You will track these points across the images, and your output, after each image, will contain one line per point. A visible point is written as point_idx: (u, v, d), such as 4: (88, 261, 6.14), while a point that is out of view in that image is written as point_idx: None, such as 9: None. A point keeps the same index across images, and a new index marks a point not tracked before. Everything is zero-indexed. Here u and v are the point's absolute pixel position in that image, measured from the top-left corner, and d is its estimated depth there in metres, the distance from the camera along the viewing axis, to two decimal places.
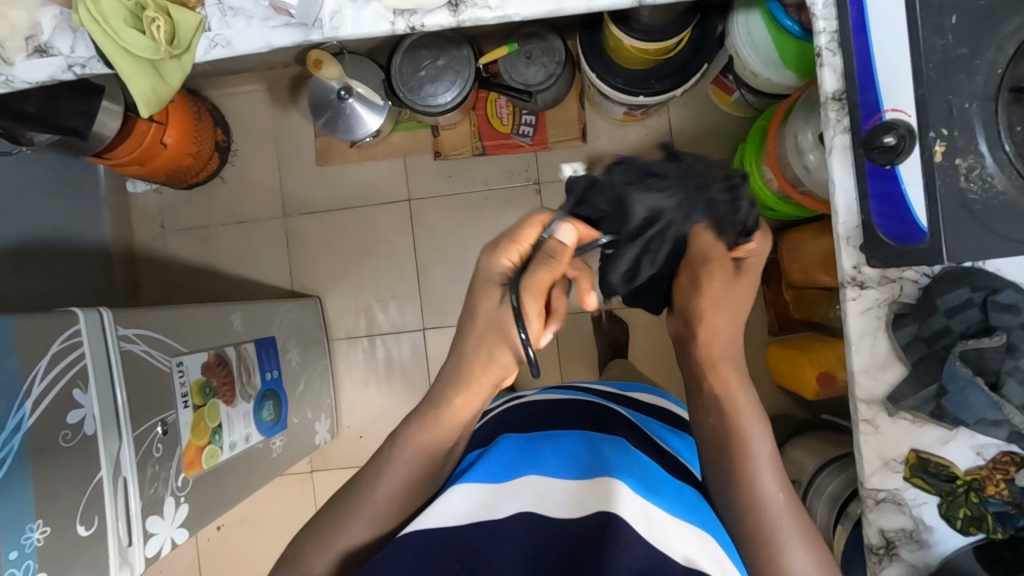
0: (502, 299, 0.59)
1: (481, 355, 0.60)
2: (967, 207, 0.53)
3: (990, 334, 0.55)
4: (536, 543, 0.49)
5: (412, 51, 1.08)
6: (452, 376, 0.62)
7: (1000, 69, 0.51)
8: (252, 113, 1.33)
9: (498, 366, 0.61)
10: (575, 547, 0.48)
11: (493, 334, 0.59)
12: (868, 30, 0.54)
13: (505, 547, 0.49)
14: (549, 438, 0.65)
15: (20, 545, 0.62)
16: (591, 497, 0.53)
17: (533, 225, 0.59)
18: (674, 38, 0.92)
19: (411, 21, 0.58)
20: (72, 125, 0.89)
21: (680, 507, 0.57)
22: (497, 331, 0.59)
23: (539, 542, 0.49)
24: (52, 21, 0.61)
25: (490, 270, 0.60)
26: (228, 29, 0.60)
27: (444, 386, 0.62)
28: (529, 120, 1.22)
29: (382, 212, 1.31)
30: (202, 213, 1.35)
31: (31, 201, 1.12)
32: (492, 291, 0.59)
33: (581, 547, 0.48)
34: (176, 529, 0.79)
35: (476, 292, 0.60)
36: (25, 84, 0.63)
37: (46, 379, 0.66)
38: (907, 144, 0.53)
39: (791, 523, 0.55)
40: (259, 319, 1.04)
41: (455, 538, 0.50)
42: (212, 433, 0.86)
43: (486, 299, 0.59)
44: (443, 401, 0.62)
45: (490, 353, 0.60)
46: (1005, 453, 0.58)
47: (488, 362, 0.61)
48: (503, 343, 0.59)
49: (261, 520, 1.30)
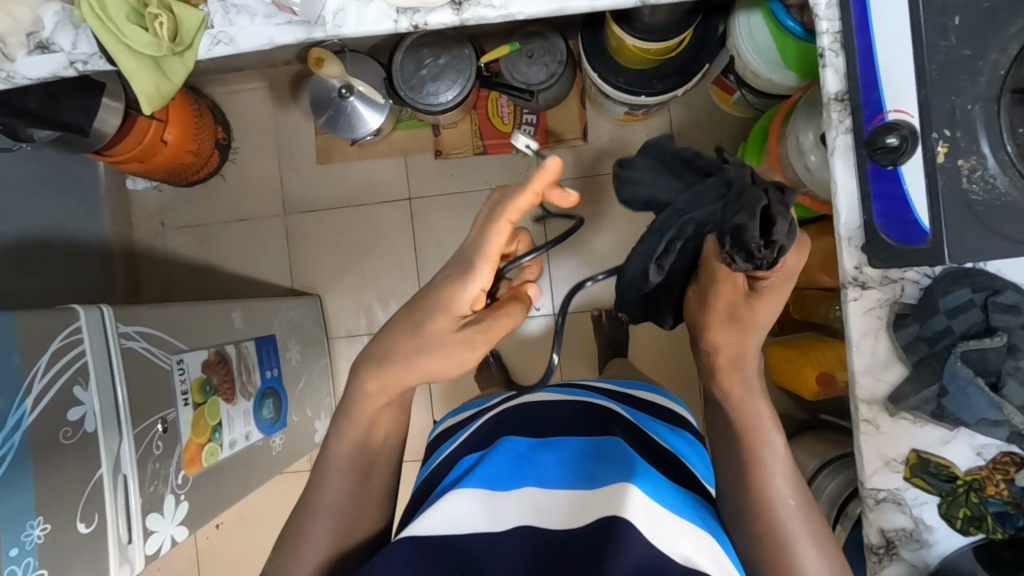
0: (459, 332, 0.52)
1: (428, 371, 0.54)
2: (970, 207, 0.53)
3: (992, 335, 0.55)
4: (539, 550, 0.49)
5: (414, 49, 1.07)
6: (385, 364, 0.55)
7: (1003, 70, 0.52)
8: (253, 111, 1.33)
9: (435, 373, 0.54)
10: (575, 553, 0.48)
11: (423, 355, 0.53)
12: (871, 30, 0.54)
13: (509, 553, 0.49)
14: (546, 443, 0.65)
15: (20, 542, 0.62)
16: (592, 503, 0.53)
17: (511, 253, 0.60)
18: (676, 38, 0.92)
19: (414, 20, 0.58)
20: (73, 122, 0.89)
21: (686, 508, 0.57)
22: (435, 354, 0.53)
23: (541, 546, 0.49)
24: (54, 17, 0.61)
25: (451, 298, 0.52)
26: (231, 26, 0.60)
27: (372, 369, 0.57)
28: (530, 119, 1.22)
29: (383, 210, 1.31)
30: (203, 209, 1.35)
31: (30, 198, 1.11)
32: (442, 319, 0.52)
33: (582, 549, 0.48)
34: (176, 527, 0.79)
35: (426, 309, 0.53)
36: (26, 80, 0.62)
37: (47, 375, 0.66)
38: (909, 144, 0.53)
39: (808, 520, 0.55)
40: (259, 317, 1.04)
41: (457, 543, 0.51)
42: (212, 430, 0.86)
43: (438, 320, 0.52)
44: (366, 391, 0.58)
45: (417, 369, 0.54)
46: (1005, 454, 0.58)
47: (421, 361, 0.54)
48: (448, 366, 0.53)
49: (260, 518, 1.30)
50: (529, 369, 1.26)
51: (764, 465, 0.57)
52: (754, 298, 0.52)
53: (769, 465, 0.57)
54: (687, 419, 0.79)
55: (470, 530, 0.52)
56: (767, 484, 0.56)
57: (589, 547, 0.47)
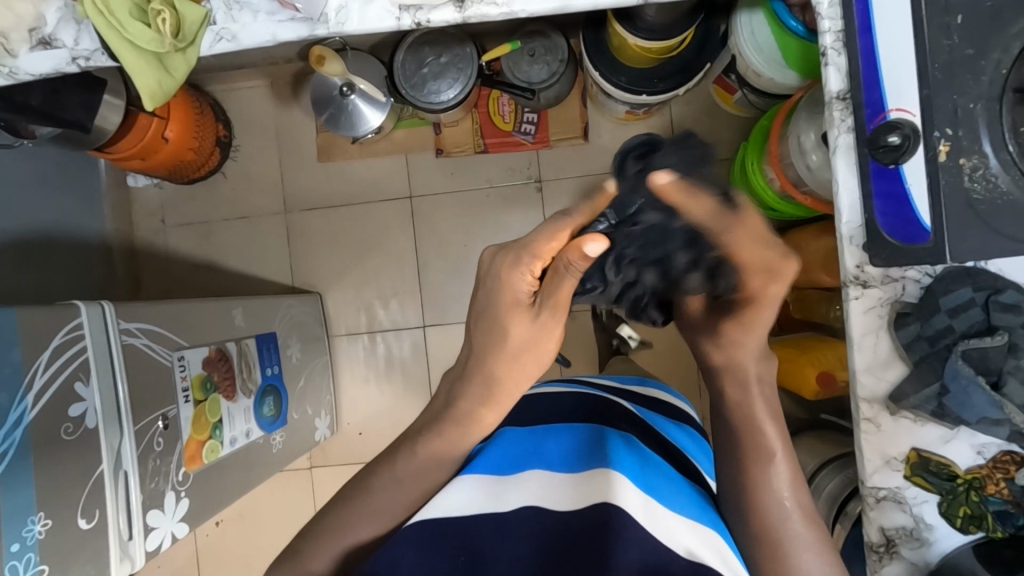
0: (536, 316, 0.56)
1: (526, 361, 0.59)
2: (973, 207, 0.53)
3: (993, 334, 0.55)
4: (545, 534, 0.49)
5: (416, 47, 1.07)
6: (481, 391, 0.60)
7: (1006, 69, 0.52)
8: (254, 109, 1.33)
9: (536, 357, 0.59)
10: (580, 538, 0.47)
11: (523, 354, 0.58)
12: (873, 30, 0.54)
13: (515, 534, 0.49)
14: (550, 431, 0.65)
15: (22, 537, 0.62)
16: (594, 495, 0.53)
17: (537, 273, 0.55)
18: (677, 38, 0.92)
19: (416, 17, 0.58)
20: (74, 118, 0.89)
21: (694, 508, 0.57)
22: (533, 346, 0.58)
23: (548, 526, 0.50)
24: (56, 13, 0.61)
25: (513, 294, 0.56)
26: (234, 23, 0.60)
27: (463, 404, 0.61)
28: (531, 118, 1.22)
29: (384, 209, 1.31)
30: (204, 207, 1.35)
31: (31, 196, 1.11)
32: (519, 314, 0.57)
33: (586, 534, 0.48)
34: (177, 523, 0.79)
35: (498, 314, 0.57)
36: (28, 76, 0.62)
37: (49, 371, 0.66)
38: (911, 143, 0.54)
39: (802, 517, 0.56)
40: (260, 314, 1.04)
41: (465, 526, 0.51)
42: (212, 428, 0.86)
43: (519, 320, 0.57)
44: (470, 419, 0.62)
45: (518, 364, 0.59)
46: (1005, 453, 0.58)
47: (519, 358, 0.59)
48: (550, 339, 0.58)
49: (260, 516, 1.30)
50: None
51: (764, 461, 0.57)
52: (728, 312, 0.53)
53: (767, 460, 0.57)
54: (688, 415, 0.79)
55: (479, 511, 0.52)
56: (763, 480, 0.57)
57: (593, 535, 0.47)
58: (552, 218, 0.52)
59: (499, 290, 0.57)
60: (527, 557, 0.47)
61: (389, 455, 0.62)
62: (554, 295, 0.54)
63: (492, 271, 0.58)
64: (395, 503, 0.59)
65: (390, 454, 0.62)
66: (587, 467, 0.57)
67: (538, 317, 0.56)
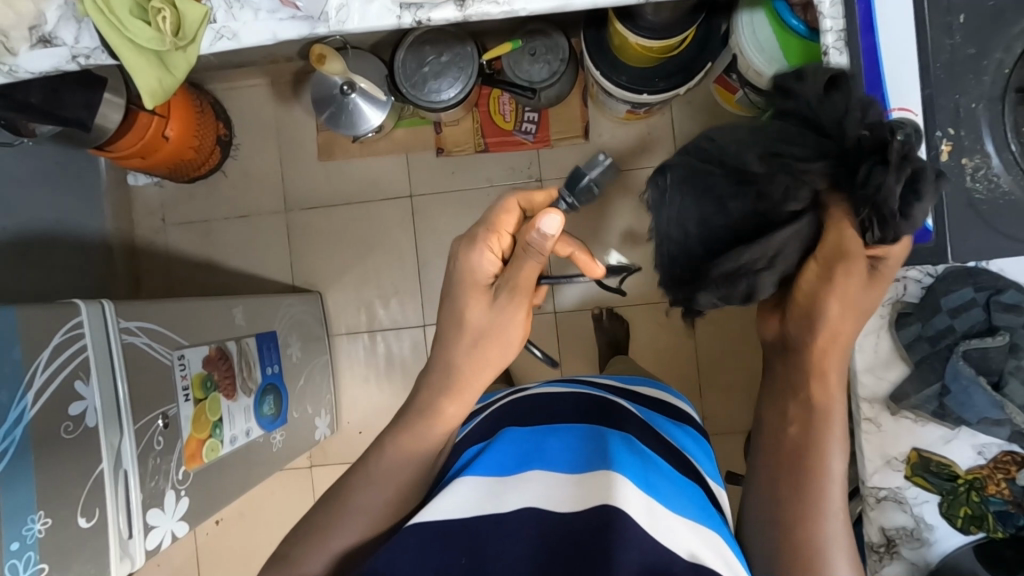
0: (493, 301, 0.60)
1: (488, 352, 0.61)
2: (974, 207, 0.54)
3: (994, 334, 0.55)
4: (545, 539, 0.49)
5: (417, 46, 1.07)
6: (443, 381, 0.62)
7: (1007, 69, 0.53)
8: (255, 107, 1.33)
9: (500, 347, 0.61)
10: (580, 544, 0.47)
11: (485, 340, 0.61)
12: (875, 28, 0.54)
13: (514, 537, 0.49)
14: (551, 430, 0.65)
15: (22, 536, 0.62)
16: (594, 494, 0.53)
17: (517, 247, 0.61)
18: (678, 36, 0.92)
19: (417, 16, 0.58)
20: (75, 117, 0.89)
21: (696, 511, 0.56)
22: (493, 334, 0.60)
23: (548, 531, 0.50)
24: (57, 11, 0.60)
25: (474, 276, 0.61)
26: (234, 21, 0.60)
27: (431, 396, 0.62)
28: (532, 117, 1.22)
29: (384, 208, 1.31)
30: (204, 205, 1.35)
31: (31, 195, 1.11)
32: (478, 295, 0.60)
33: (586, 541, 0.47)
34: (177, 522, 0.79)
35: (459, 298, 0.61)
36: (29, 74, 0.62)
37: (49, 370, 0.66)
38: (913, 142, 0.52)
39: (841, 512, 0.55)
40: (260, 313, 1.03)
41: (464, 529, 0.51)
42: (212, 427, 0.86)
43: (477, 305, 0.61)
44: (430, 409, 0.62)
45: (480, 354, 0.61)
46: (1005, 453, 0.58)
47: (481, 346, 0.61)
48: (508, 328, 0.60)
49: (259, 515, 1.30)
50: (530, 366, 1.26)
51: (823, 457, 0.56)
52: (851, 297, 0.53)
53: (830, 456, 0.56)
54: (689, 415, 0.79)
55: (478, 513, 0.52)
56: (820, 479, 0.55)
57: (593, 540, 0.47)
58: (502, 199, 0.61)
59: (461, 272, 0.61)
60: (525, 563, 0.47)
61: (375, 447, 0.61)
62: (517, 275, 0.58)
63: (456, 256, 0.62)
64: (394, 503, 0.58)
65: (376, 446, 0.62)
66: (589, 468, 0.57)
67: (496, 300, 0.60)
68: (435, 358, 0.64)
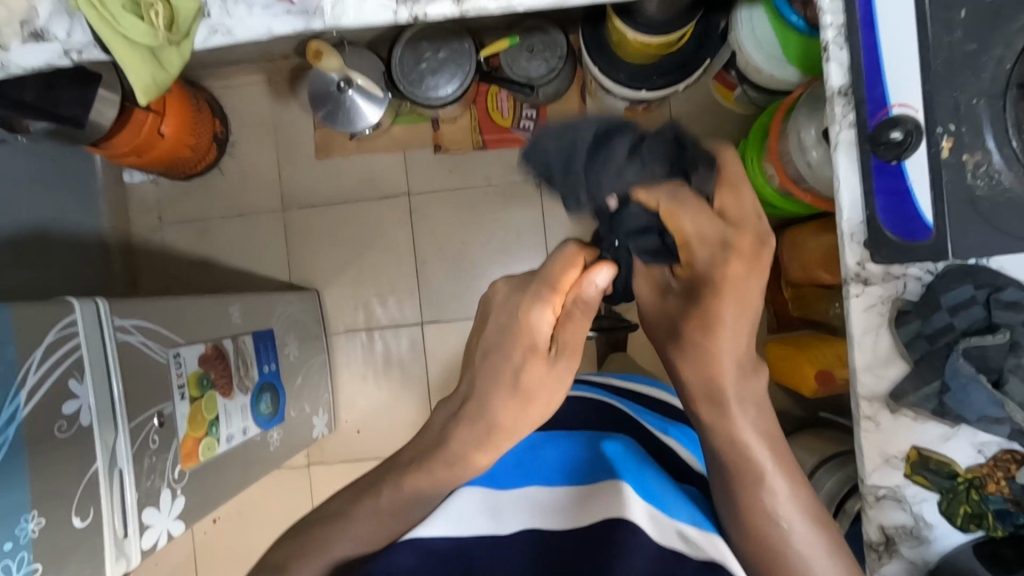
0: (551, 364, 0.53)
1: (533, 415, 0.55)
2: (974, 202, 0.54)
3: (994, 331, 0.53)
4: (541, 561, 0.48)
5: (413, 42, 1.07)
6: (480, 432, 0.55)
7: (1008, 65, 0.53)
8: (251, 105, 1.32)
9: (545, 402, 0.54)
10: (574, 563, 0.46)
11: (530, 404, 0.54)
12: (875, 25, 0.54)
13: (511, 559, 0.49)
14: (552, 438, 0.66)
15: (15, 536, 0.62)
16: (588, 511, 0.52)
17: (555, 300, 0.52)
18: (678, 31, 0.91)
19: (414, 11, 0.57)
20: (70, 114, 0.88)
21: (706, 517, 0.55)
22: (543, 395, 0.54)
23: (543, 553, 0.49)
24: (48, 5, 0.60)
25: (530, 334, 0.53)
26: (228, 17, 0.59)
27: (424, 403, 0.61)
28: (531, 114, 1.21)
29: (381, 205, 1.31)
30: (200, 204, 1.34)
31: (24, 192, 1.10)
32: (535, 359, 0.53)
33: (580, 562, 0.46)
34: (172, 521, 0.78)
35: (508, 351, 0.54)
36: (19, 70, 0.61)
37: (42, 369, 0.65)
38: (913, 139, 0.54)
39: (810, 533, 0.51)
40: (256, 312, 1.03)
41: (461, 551, 0.50)
42: (208, 425, 0.85)
43: (534, 368, 0.53)
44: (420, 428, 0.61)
45: (526, 420, 0.54)
46: (1005, 452, 0.57)
47: (526, 405, 0.54)
48: (563, 387, 0.54)
49: (256, 513, 1.30)
50: None
51: (764, 482, 0.52)
52: (704, 311, 0.49)
53: (768, 481, 0.52)
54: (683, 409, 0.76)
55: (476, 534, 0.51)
56: (761, 504, 0.51)
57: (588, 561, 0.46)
58: (562, 252, 0.53)
59: (518, 329, 0.53)
60: None
61: None
62: (571, 335, 0.52)
63: (511, 307, 0.54)
64: None
65: None
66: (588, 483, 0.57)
67: (553, 366, 0.53)
68: (471, 403, 0.56)
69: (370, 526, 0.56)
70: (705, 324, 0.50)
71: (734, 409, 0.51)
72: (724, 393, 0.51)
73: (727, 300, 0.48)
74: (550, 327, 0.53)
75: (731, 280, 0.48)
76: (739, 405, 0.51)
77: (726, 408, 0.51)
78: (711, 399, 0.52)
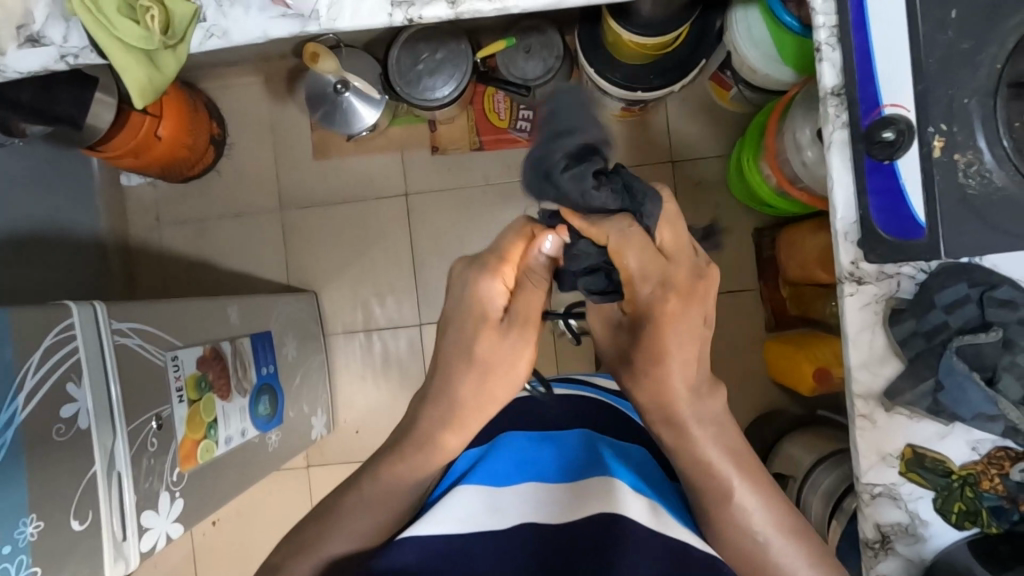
0: (505, 334, 0.53)
1: (495, 390, 0.54)
2: (967, 201, 0.54)
3: (987, 329, 0.54)
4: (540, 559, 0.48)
5: (410, 44, 1.07)
6: (443, 412, 0.55)
7: (1000, 64, 0.53)
8: (249, 107, 1.32)
9: (504, 374, 0.53)
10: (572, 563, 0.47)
11: (491, 375, 0.53)
12: (867, 25, 0.55)
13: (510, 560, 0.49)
14: (549, 437, 0.65)
15: (13, 539, 0.62)
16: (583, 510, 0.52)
17: (509, 268, 0.53)
18: (675, 32, 0.91)
19: (409, 13, 0.57)
20: (66, 117, 0.88)
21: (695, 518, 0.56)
22: (501, 369, 0.53)
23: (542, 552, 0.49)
24: (45, 9, 0.60)
25: (484, 305, 0.53)
26: (224, 18, 0.59)
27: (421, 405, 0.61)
28: (526, 116, 1.21)
29: (379, 206, 1.31)
30: (198, 205, 1.34)
31: (22, 194, 1.11)
32: (489, 330, 0.53)
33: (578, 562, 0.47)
34: (171, 523, 0.79)
35: (462, 321, 0.54)
36: (17, 73, 0.61)
37: (40, 372, 0.65)
38: (905, 139, 0.54)
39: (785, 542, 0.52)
40: (254, 313, 1.03)
41: (460, 552, 0.50)
42: (206, 427, 0.85)
43: (489, 339, 0.53)
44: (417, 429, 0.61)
45: (487, 393, 0.54)
46: (999, 448, 0.58)
47: (488, 378, 0.53)
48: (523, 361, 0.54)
49: (256, 514, 1.30)
50: None
51: (732, 500, 0.52)
52: (654, 339, 0.49)
53: (737, 497, 0.52)
54: None
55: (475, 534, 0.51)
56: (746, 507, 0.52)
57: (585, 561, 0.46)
58: (513, 224, 0.55)
59: (472, 302, 0.53)
60: None
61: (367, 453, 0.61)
62: (527, 305, 0.53)
63: (463, 282, 0.54)
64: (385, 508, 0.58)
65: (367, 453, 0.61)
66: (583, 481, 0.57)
67: (507, 335, 0.53)
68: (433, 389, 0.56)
69: (369, 525, 0.56)
70: (654, 355, 0.49)
71: (695, 432, 0.51)
72: (679, 419, 0.51)
73: (671, 332, 0.48)
74: (503, 300, 0.53)
75: (673, 308, 0.48)
76: (700, 427, 0.51)
77: (683, 434, 0.51)
78: (664, 427, 0.52)
